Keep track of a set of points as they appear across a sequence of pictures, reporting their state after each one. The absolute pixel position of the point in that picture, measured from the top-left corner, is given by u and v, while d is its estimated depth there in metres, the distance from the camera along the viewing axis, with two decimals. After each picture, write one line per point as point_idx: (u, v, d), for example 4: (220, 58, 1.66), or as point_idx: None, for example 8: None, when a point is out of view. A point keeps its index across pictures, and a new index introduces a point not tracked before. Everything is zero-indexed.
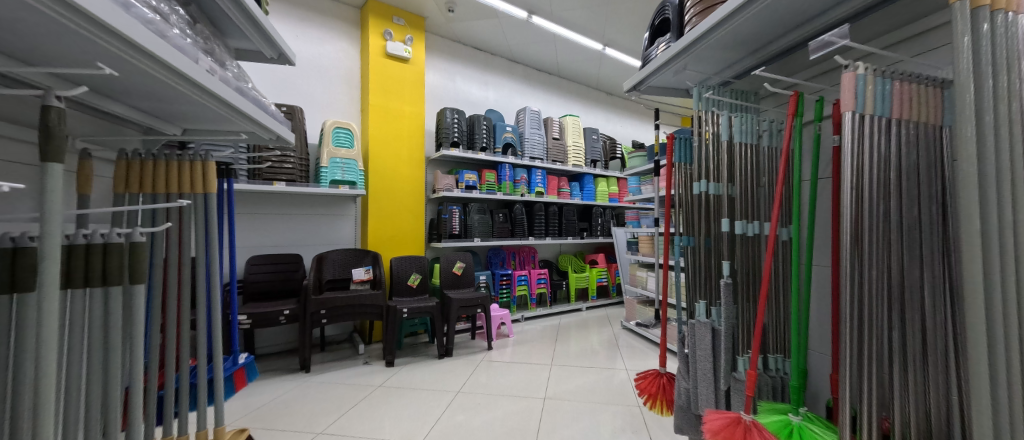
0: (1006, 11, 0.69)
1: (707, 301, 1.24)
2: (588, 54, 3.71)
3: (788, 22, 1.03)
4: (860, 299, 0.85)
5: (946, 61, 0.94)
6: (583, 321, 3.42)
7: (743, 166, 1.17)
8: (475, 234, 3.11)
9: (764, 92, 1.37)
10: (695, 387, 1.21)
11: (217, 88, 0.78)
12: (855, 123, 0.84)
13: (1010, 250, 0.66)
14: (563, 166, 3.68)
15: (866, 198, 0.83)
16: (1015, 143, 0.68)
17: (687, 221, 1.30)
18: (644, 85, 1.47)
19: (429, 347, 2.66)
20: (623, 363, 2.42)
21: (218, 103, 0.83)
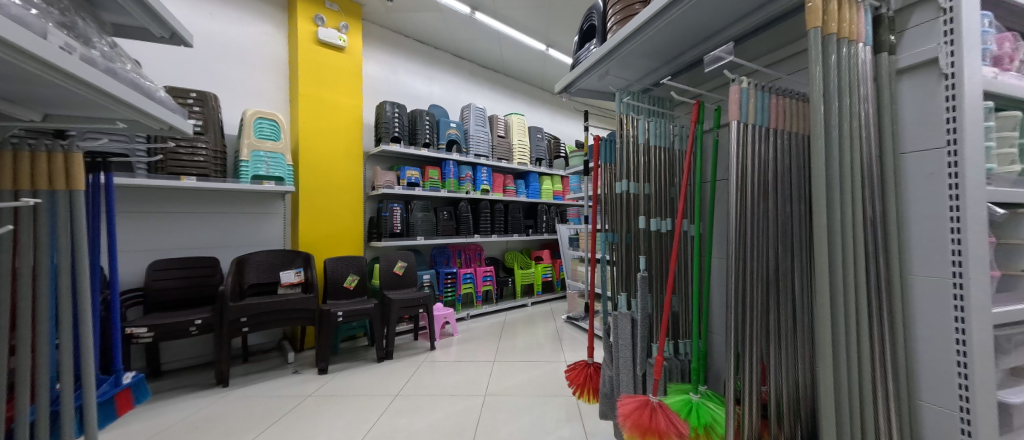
0: (850, 40, 0.83)
1: (626, 294, 1.33)
2: (532, 54, 3.78)
3: (693, 37, 1.14)
4: (744, 286, 0.97)
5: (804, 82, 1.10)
6: (528, 316, 3.51)
7: (656, 168, 1.29)
8: (419, 233, 3.04)
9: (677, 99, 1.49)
10: (617, 374, 1.29)
11: (85, 71, 0.67)
12: (740, 130, 0.96)
13: (839, 241, 0.80)
14: (509, 164, 3.72)
15: (747, 197, 0.96)
16: (847, 153, 0.82)
17: (610, 219, 1.38)
18: (573, 88, 1.53)
19: (369, 351, 2.55)
20: (564, 354, 2.53)
21: (87, 88, 0.73)
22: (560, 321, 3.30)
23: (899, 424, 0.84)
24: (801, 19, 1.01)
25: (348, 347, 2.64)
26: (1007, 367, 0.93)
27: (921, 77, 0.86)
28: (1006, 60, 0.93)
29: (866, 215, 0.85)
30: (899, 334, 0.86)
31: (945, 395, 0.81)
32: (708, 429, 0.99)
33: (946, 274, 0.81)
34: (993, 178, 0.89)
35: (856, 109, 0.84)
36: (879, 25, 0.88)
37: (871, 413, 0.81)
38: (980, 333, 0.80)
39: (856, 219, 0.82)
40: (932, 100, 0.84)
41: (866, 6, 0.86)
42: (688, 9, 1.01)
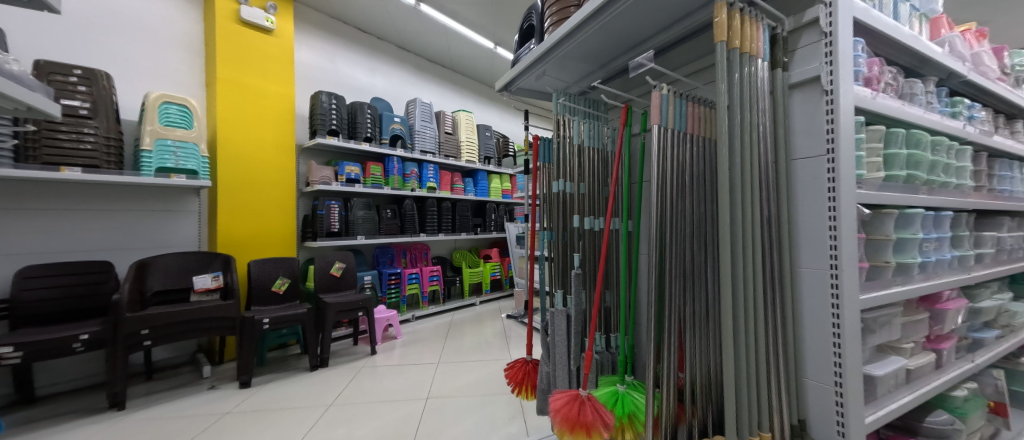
0: (750, 54, 0.92)
1: (562, 290, 1.37)
2: (481, 52, 3.77)
3: (622, 43, 1.20)
4: (663, 281, 1.03)
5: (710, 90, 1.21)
6: (476, 315, 3.50)
7: (589, 168, 1.35)
8: (359, 232, 2.90)
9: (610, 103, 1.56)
10: (553, 370, 1.32)
11: None
12: (661, 133, 1.01)
13: (737, 238, 0.88)
14: (456, 162, 3.67)
15: (666, 197, 1.02)
16: (745, 158, 0.90)
17: (547, 217, 1.41)
18: (513, 87, 1.53)
19: (301, 359, 2.38)
20: (509, 352, 2.55)
21: None
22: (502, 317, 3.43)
23: (788, 401, 0.94)
24: (711, 34, 1.10)
25: (277, 356, 2.44)
26: (873, 344, 1.09)
27: (808, 93, 0.96)
28: (875, 81, 1.08)
29: (762, 214, 0.94)
30: (789, 321, 0.96)
31: (823, 373, 0.93)
32: (631, 418, 1.05)
33: (825, 266, 0.92)
34: (864, 182, 1.03)
35: (754, 118, 0.93)
36: (775, 45, 0.98)
37: (765, 393, 0.90)
38: (851, 317, 0.91)
39: (754, 219, 0.91)
40: (816, 112, 0.94)
41: (764, 26, 0.95)
42: (616, 16, 1.05)
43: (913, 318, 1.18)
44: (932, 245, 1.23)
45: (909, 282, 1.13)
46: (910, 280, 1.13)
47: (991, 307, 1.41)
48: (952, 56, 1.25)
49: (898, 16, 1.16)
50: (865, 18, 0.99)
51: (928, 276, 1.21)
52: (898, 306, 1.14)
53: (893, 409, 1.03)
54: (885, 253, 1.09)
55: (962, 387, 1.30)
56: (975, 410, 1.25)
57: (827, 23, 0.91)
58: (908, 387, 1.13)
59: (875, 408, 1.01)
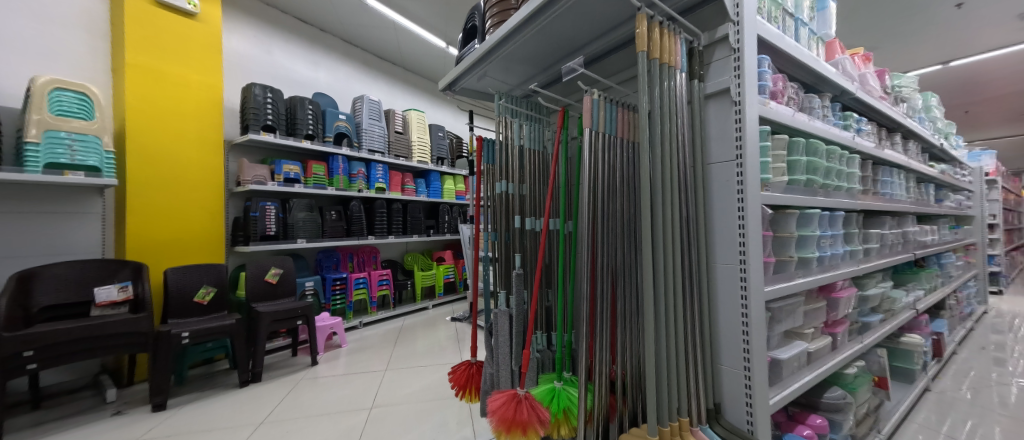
0: (669, 63, 0.98)
1: (505, 290, 1.41)
2: (432, 51, 3.79)
3: (559, 48, 1.25)
4: (596, 279, 1.08)
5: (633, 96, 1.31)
6: (427, 320, 3.50)
7: (530, 170, 1.41)
8: (300, 236, 2.87)
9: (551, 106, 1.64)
10: (496, 372, 1.35)
11: None
12: (593, 135, 1.05)
13: (657, 237, 0.94)
14: (407, 162, 3.71)
15: (598, 198, 1.06)
16: (664, 162, 0.96)
17: (491, 219, 1.45)
18: (456, 87, 1.54)
19: (231, 375, 2.21)
20: (460, 354, 2.55)
21: None
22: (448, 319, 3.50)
23: (705, 387, 1.02)
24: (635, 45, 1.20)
25: (201, 373, 2.25)
26: (779, 331, 1.21)
27: (720, 102, 1.04)
28: (779, 94, 1.21)
29: (682, 215, 1.01)
30: (706, 313, 1.04)
31: (734, 359, 1.01)
32: (566, 413, 1.08)
33: (735, 261, 1.01)
34: (770, 185, 1.15)
35: (674, 125, 0.99)
36: (692, 57, 1.06)
37: (685, 382, 0.97)
38: (757, 308, 1.00)
39: (673, 219, 0.97)
40: (727, 120, 1.03)
41: (682, 39, 1.03)
42: (550, 22, 1.09)
43: (813, 306, 1.33)
44: (828, 241, 1.39)
45: (809, 273, 1.27)
46: (810, 271, 1.27)
47: (876, 294, 1.63)
48: (843, 75, 1.43)
49: (799, 38, 1.31)
50: (769, 37, 1.10)
51: (825, 268, 1.36)
52: (801, 297, 1.27)
53: (795, 388, 1.14)
54: (789, 249, 1.22)
55: (854, 366, 1.49)
56: (862, 384, 1.43)
57: (735, 40, 1.00)
58: (809, 368, 1.27)
59: (779, 387, 1.12)
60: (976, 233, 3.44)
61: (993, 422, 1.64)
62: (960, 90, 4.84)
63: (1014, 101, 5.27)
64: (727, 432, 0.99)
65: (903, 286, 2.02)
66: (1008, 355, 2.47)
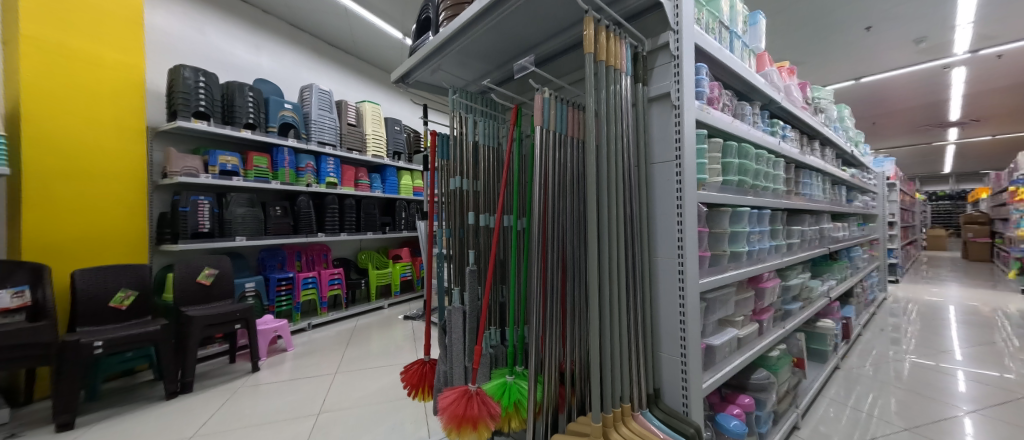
0: (614, 65, 1.02)
1: (460, 287, 1.46)
2: (387, 42, 3.74)
3: (513, 46, 1.27)
4: (547, 276, 1.11)
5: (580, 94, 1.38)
6: (382, 320, 3.45)
7: (484, 167, 1.46)
8: (239, 234, 2.72)
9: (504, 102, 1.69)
10: (450, 369, 1.40)
11: None
12: (544, 133, 1.08)
13: (603, 235, 0.97)
14: (360, 156, 3.64)
15: (549, 195, 1.09)
16: (610, 161, 1.00)
17: (445, 215, 1.50)
18: (410, 79, 1.52)
19: (156, 387, 2.01)
20: (416, 353, 2.52)
21: None
22: (400, 319, 3.45)
23: (646, 374, 1.08)
24: (581, 49, 1.26)
25: (119, 387, 2.02)
26: (714, 320, 1.31)
27: (661, 106, 1.11)
28: (715, 101, 1.30)
29: (627, 213, 1.05)
30: (649, 305, 1.10)
31: (673, 347, 1.08)
32: (517, 406, 1.11)
33: (674, 256, 1.07)
34: (706, 184, 1.24)
35: (619, 127, 1.04)
36: (637, 60, 1.12)
37: (627, 372, 1.02)
38: (694, 300, 1.07)
39: (618, 215, 1.01)
40: (668, 123, 1.09)
41: (627, 44, 1.08)
42: (501, 20, 1.09)
43: (744, 295, 1.46)
44: (756, 237, 1.53)
45: (740, 266, 1.39)
46: (740, 264, 1.39)
47: (796, 284, 1.83)
48: (771, 86, 1.58)
49: (733, 50, 1.42)
50: (705, 46, 1.18)
51: (754, 260, 1.50)
52: (732, 287, 1.38)
53: (726, 371, 1.24)
54: (723, 244, 1.33)
55: (777, 349, 1.65)
56: (783, 365, 1.60)
57: (675, 47, 1.06)
58: (739, 352, 1.38)
59: (713, 371, 1.21)
60: (879, 229, 3.95)
61: (889, 394, 1.90)
62: (870, 104, 5.52)
63: (911, 115, 6.09)
64: (665, 415, 1.06)
65: (820, 277, 2.27)
66: (901, 335, 2.88)
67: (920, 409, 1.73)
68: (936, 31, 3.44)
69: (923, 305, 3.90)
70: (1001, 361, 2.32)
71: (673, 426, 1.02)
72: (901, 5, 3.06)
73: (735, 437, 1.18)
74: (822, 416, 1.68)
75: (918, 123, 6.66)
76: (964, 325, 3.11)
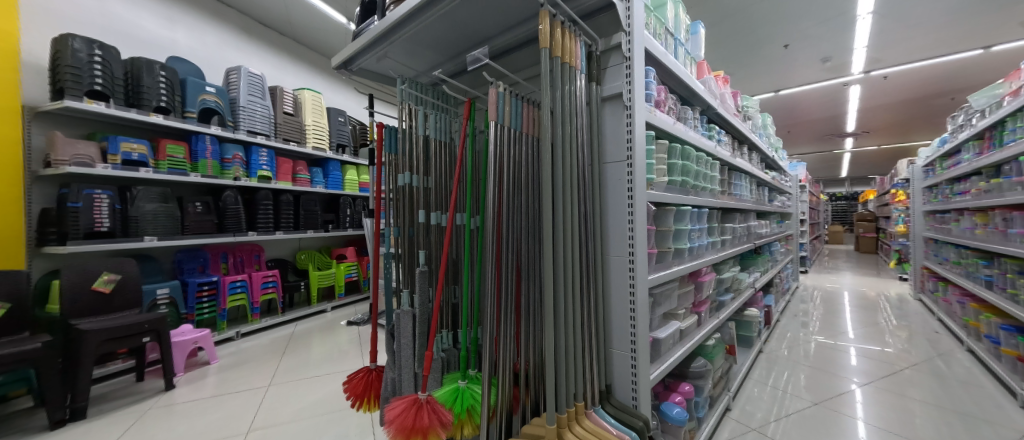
0: (569, 62, 1.01)
1: (409, 289, 1.40)
2: (329, 25, 3.45)
3: (466, 37, 1.21)
4: (501, 277, 1.08)
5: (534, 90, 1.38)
6: (324, 324, 3.19)
7: (436, 163, 1.41)
8: (149, 234, 2.34)
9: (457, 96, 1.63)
10: (398, 376, 1.33)
11: None
12: (498, 129, 1.04)
13: (558, 234, 0.96)
14: (298, 147, 3.33)
15: (503, 194, 1.06)
16: (564, 159, 0.98)
17: (394, 213, 1.42)
18: (353, 66, 1.41)
19: (35, 416, 1.66)
20: (363, 359, 2.36)
21: None
22: (344, 323, 3.21)
23: (598, 370, 1.10)
24: (535, 47, 1.25)
25: None
26: (659, 313, 1.37)
27: (614, 106, 1.13)
28: (662, 104, 1.36)
29: (581, 211, 1.05)
30: (601, 302, 1.11)
31: (624, 343, 1.11)
32: (469, 412, 1.07)
33: (625, 254, 1.09)
34: (654, 184, 1.29)
35: (574, 126, 1.03)
36: (592, 60, 1.13)
37: (580, 371, 1.01)
38: (643, 296, 1.10)
39: (572, 214, 1.00)
40: (620, 123, 1.11)
41: (582, 42, 1.08)
42: (452, 9, 1.04)
43: (686, 289, 1.56)
44: (696, 234, 1.64)
45: (682, 261, 1.48)
46: (682, 260, 1.48)
47: (728, 276, 2.00)
48: (709, 93, 1.70)
49: (677, 56, 1.49)
50: (654, 50, 1.22)
51: (694, 256, 1.61)
52: (675, 282, 1.46)
53: (670, 362, 1.30)
54: (668, 241, 1.40)
55: (713, 338, 1.79)
56: (717, 352, 1.74)
57: (627, 48, 1.08)
58: (681, 343, 1.47)
59: (659, 363, 1.27)
60: (793, 226, 4.51)
61: (800, 371, 2.17)
62: (786, 114, 6.26)
63: (819, 125, 7.01)
64: (616, 410, 1.08)
65: (747, 269, 2.52)
66: (809, 319, 3.31)
67: (824, 383, 2.00)
68: (836, 53, 3.99)
69: (825, 292, 4.53)
70: (882, 338, 2.76)
71: (624, 420, 1.04)
72: (813, 27, 3.48)
73: (677, 424, 1.25)
74: (749, 394, 1.86)
75: (823, 133, 7.69)
76: (855, 308, 3.65)
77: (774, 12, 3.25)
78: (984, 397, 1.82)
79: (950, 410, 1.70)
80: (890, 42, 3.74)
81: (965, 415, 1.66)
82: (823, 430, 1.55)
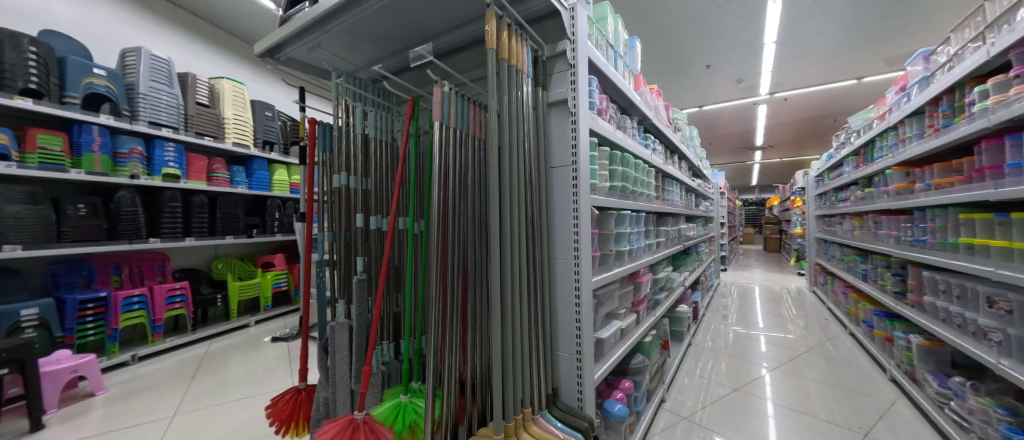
0: (516, 66, 1.01)
1: (345, 299, 1.29)
2: (255, 8, 3.12)
3: (408, 33, 1.15)
4: (447, 284, 1.03)
5: (481, 93, 1.36)
6: (246, 341, 2.83)
7: (376, 165, 1.33)
8: (9, 242, 1.89)
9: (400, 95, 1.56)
10: (332, 395, 1.21)
11: None
12: (442, 130, 1.01)
13: (504, 239, 0.95)
14: (215, 143, 2.94)
15: (449, 197, 1.02)
16: (511, 162, 0.97)
17: (328, 217, 1.31)
18: (279, 56, 1.27)
19: None
20: (294, 378, 2.13)
21: None
22: (269, 339, 2.87)
23: (545, 375, 1.10)
24: (480, 50, 1.24)
25: None
26: (602, 313, 1.42)
27: (559, 112, 1.15)
28: (604, 112, 1.42)
29: (528, 216, 1.05)
30: (548, 304, 1.12)
31: (569, 345, 1.12)
32: (412, 428, 1.01)
33: (570, 257, 1.11)
34: (597, 189, 1.34)
35: (521, 130, 1.03)
36: (538, 65, 1.14)
37: (525, 378, 1.00)
38: (588, 299, 1.12)
39: (519, 218, 0.99)
40: (565, 129, 1.13)
41: (528, 47, 1.08)
42: (393, 2, 0.98)
43: (626, 289, 1.65)
44: (634, 236, 1.75)
45: (622, 263, 1.55)
46: (623, 261, 1.56)
47: (663, 276, 2.16)
48: (645, 105, 1.82)
49: (617, 67, 1.58)
50: (596, 60, 1.27)
51: (633, 257, 1.71)
52: (616, 283, 1.53)
53: (612, 360, 1.35)
54: (610, 244, 1.46)
55: (650, 334, 1.91)
56: (653, 347, 1.86)
57: (571, 56, 1.11)
58: (622, 341, 1.54)
59: (602, 362, 1.31)
60: (715, 229, 5.04)
61: (722, 359, 2.42)
62: (708, 128, 7.01)
63: (734, 139, 7.95)
64: (563, 413, 1.09)
65: (678, 269, 2.75)
66: (728, 312, 3.71)
67: (741, 369, 2.24)
68: (748, 75, 4.57)
69: (740, 287, 5.12)
70: (786, 326, 3.17)
71: (570, 423, 1.05)
72: (728, 51, 3.95)
73: (618, 421, 1.29)
74: (682, 385, 2.02)
75: (738, 146, 8.74)
76: (764, 301, 4.17)
77: (697, 35, 3.63)
78: (861, 373, 2.18)
79: (838, 386, 2.00)
80: (787, 69, 4.38)
81: (849, 389, 1.97)
82: (743, 413, 1.72)
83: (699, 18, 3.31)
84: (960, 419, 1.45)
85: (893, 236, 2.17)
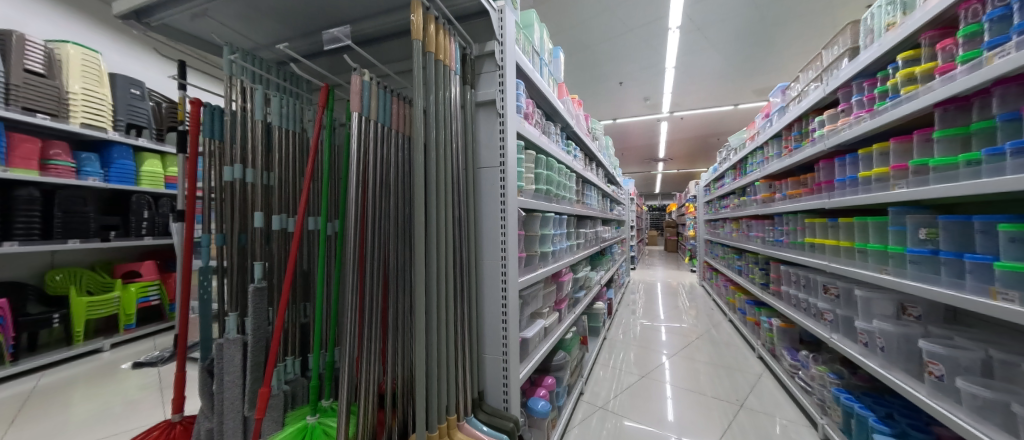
0: (444, 62, 0.98)
1: (239, 312, 1.10)
2: None
3: (325, 12, 1.03)
4: (364, 290, 0.95)
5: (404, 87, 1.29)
6: (96, 370, 2.25)
7: (280, 158, 1.17)
8: None
9: (311, 81, 1.39)
10: (219, 425, 1.02)
11: None
12: (361, 123, 0.93)
13: (428, 240, 0.90)
14: (56, 124, 2.31)
15: (369, 195, 0.94)
16: (437, 160, 0.94)
17: (214, 215, 1.10)
18: (146, 19, 1.03)
19: None
20: (167, 412, 1.74)
21: None
22: (129, 365, 2.30)
23: (470, 378, 1.07)
24: (405, 42, 1.18)
25: None
26: (527, 312, 1.45)
27: (487, 113, 1.14)
28: (530, 116, 1.46)
29: (455, 216, 1.02)
30: (474, 307, 1.09)
31: (495, 347, 1.12)
32: None
33: (497, 258, 1.11)
34: (524, 191, 1.36)
35: (448, 128, 1.00)
36: (466, 64, 1.13)
37: (449, 384, 0.97)
38: (514, 299, 1.13)
39: (445, 218, 0.96)
40: (493, 130, 1.13)
41: (456, 43, 1.06)
42: None
43: (550, 289, 1.72)
44: (558, 238, 1.83)
45: (546, 263, 1.61)
46: (546, 262, 1.62)
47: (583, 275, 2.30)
48: (568, 113, 1.94)
49: (542, 74, 1.64)
50: (523, 65, 1.30)
51: (556, 258, 1.79)
52: (541, 283, 1.58)
53: (537, 358, 1.39)
54: (535, 245, 1.50)
55: (571, 332, 2.02)
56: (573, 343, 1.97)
57: (499, 58, 1.11)
58: (546, 339, 1.59)
59: (527, 361, 1.34)
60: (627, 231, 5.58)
61: (632, 349, 2.67)
62: (621, 139, 7.76)
63: (642, 150, 8.94)
64: (488, 416, 1.08)
65: (596, 268, 2.97)
66: (637, 306, 4.12)
67: (647, 357, 2.52)
68: (653, 94, 5.19)
69: (647, 283, 5.74)
70: (682, 317, 3.66)
71: (495, 424, 1.05)
72: (637, 71, 4.43)
73: (541, 417, 1.33)
74: (600, 376, 2.18)
75: (645, 157, 9.86)
76: (666, 295, 4.73)
77: (612, 54, 3.99)
78: (737, 353, 2.61)
79: (720, 365, 2.38)
80: (683, 92, 5.10)
81: (729, 367, 2.34)
82: (650, 395, 1.93)
83: (614, 38, 3.65)
84: (805, 383, 1.84)
85: (760, 238, 2.65)
